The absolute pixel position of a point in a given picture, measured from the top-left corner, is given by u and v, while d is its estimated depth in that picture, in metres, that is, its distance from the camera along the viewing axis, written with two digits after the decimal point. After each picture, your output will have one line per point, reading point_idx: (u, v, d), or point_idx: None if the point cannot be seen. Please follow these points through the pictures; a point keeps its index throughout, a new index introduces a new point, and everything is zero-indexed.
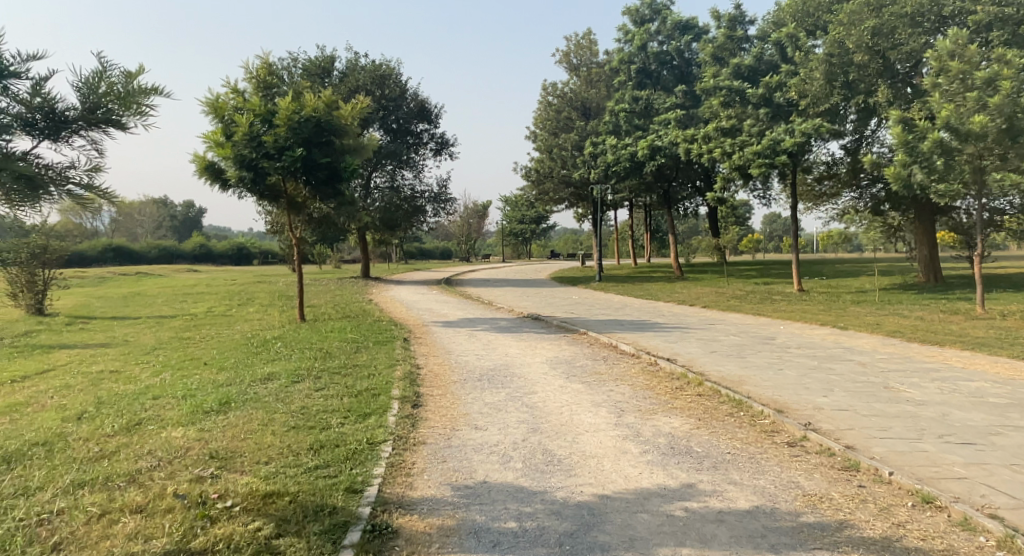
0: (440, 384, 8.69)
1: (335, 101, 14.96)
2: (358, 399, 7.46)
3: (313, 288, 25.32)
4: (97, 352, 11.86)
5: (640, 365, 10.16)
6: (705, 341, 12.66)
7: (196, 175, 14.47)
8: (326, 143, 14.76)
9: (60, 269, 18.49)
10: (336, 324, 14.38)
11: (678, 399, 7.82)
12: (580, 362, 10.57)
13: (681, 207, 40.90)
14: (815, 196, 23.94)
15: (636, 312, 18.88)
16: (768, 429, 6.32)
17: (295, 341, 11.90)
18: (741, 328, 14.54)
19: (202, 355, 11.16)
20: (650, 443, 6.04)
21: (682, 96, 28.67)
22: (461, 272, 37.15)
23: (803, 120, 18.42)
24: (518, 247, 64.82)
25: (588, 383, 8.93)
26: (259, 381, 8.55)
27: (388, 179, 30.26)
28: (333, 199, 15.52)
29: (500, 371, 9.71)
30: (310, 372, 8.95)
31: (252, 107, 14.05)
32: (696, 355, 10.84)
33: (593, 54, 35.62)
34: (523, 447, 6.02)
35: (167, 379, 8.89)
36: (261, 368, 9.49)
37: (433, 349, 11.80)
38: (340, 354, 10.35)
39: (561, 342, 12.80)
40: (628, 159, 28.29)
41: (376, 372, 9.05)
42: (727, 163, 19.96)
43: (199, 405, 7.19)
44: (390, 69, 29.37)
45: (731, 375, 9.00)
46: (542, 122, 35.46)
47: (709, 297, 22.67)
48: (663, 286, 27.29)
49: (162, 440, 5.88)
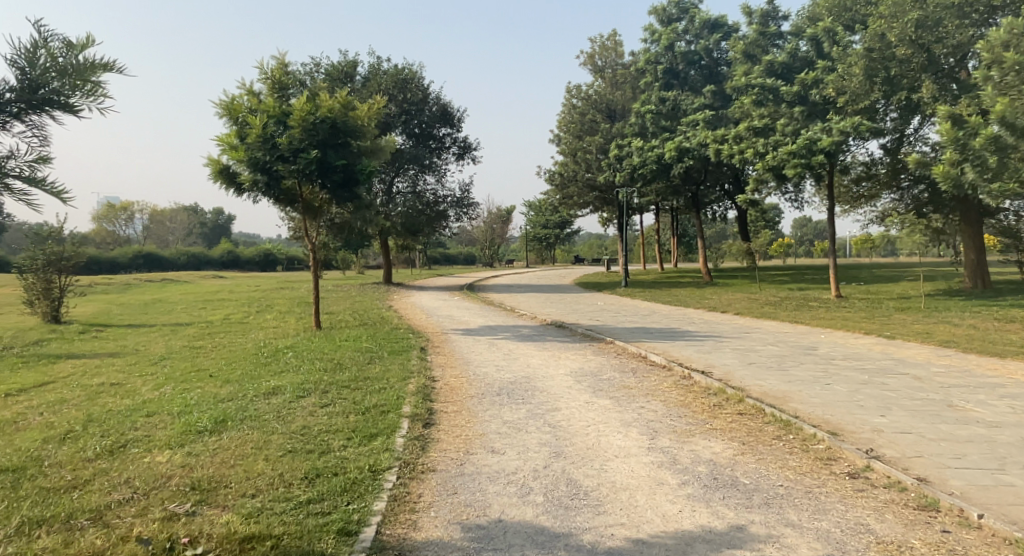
0: (454, 399, 8.04)
1: (352, 101, 14.40)
2: (366, 418, 6.85)
3: (334, 294, 24.86)
4: (104, 362, 11.37)
5: (672, 379, 9.44)
6: (741, 352, 11.89)
7: (210, 179, 14.02)
8: (341, 145, 14.21)
9: (76, 276, 18.12)
10: (352, 333, 13.80)
11: (716, 419, 7.12)
12: (606, 375, 9.86)
13: (710, 210, 39.98)
14: (852, 198, 23.00)
15: (665, 320, 18.10)
16: (824, 457, 5.62)
17: (307, 351, 11.33)
18: (779, 337, 13.75)
19: (210, 365, 10.62)
20: (690, 473, 5.35)
21: (711, 96, 27.84)
22: (486, 278, 36.55)
23: (840, 118, 17.46)
24: (543, 253, 64.19)
25: (617, 399, 8.24)
26: (263, 396, 7.97)
27: (410, 183, 29.70)
28: (350, 203, 15.00)
29: (521, 385, 9.05)
30: (317, 385, 8.37)
31: (267, 108, 13.57)
32: (732, 368, 10.10)
33: (619, 55, 34.85)
34: (545, 476, 5.37)
35: (167, 395, 8.35)
36: (268, 380, 8.91)
37: (452, 359, 11.17)
38: (352, 366, 9.75)
39: (587, 352, 12.11)
40: (655, 161, 27.48)
41: (388, 386, 8.43)
42: (760, 164, 19.07)
43: (194, 424, 6.62)
44: (412, 72, 28.97)
45: (774, 392, 8.27)
46: (566, 126, 34.77)
47: (741, 303, 21.80)
48: (692, 292, 26.46)
49: (143, 467, 5.30)
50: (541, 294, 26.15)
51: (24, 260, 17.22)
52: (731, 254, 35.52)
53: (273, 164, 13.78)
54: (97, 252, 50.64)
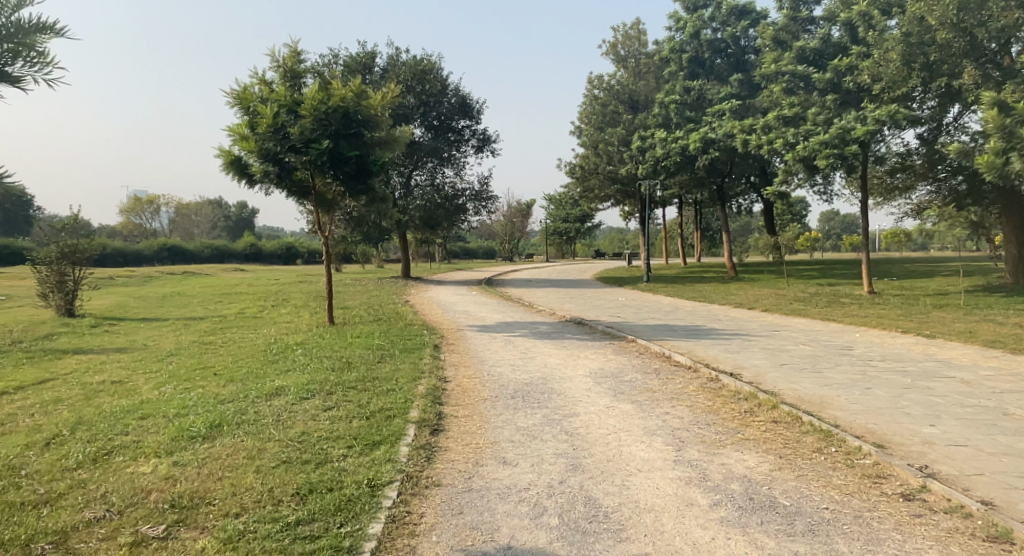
0: (465, 403, 7.60)
1: (366, 89, 13.97)
2: (370, 423, 6.38)
3: (352, 289, 24.51)
4: (111, 357, 10.96)
5: (698, 382, 8.93)
6: (771, 352, 11.35)
7: (220, 170, 13.63)
8: (354, 135, 13.78)
9: (91, 269, 17.80)
10: (366, 329, 13.40)
11: (749, 429, 6.61)
12: (628, 376, 9.36)
13: (735, 204, 39.20)
14: (886, 189, 22.37)
15: (689, 316, 17.52)
16: (872, 475, 5.13)
17: (316, 349, 10.89)
18: (811, 336, 13.17)
19: (218, 362, 10.19)
20: (723, 493, 4.85)
21: (737, 86, 27.14)
22: (505, 273, 36.08)
23: (875, 107, 17.29)
24: (563, 247, 63.50)
25: (639, 403, 7.75)
26: (267, 397, 7.55)
27: (428, 176, 29.29)
28: (364, 194, 14.59)
29: (538, 387, 8.58)
30: (323, 386, 7.92)
31: (277, 97, 13.16)
32: (763, 371, 9.57)
33: (642, 45, 34.08)
34: (560, 493, 4.89)
35: (166, 393, 7.92)
36: (273, 379, 8.46)
37: (466, 358, 10.74)
38: (361, 365, 9.32)
39: (607, 351, 11.59)
40: (679, 153, 26.80)
41: (396, 388, 8.00)
42: (791, 154, 18.81)
43: (188, 428, 6.18)
44: (431, 63, 28.49)
45: (810, 398, 7.75)
46: (587, 117, 34.16)
47: (768, 299, 21.11)
48: (717, 287, 25.81)
49: (124, 478, 4.87)
50: (562, 289, 25.63)
51: (38, 252, 16.92)
52: (757, 249, 34.76)
53: (284, 155, 13.40)
54: (121, 245, 50.99)
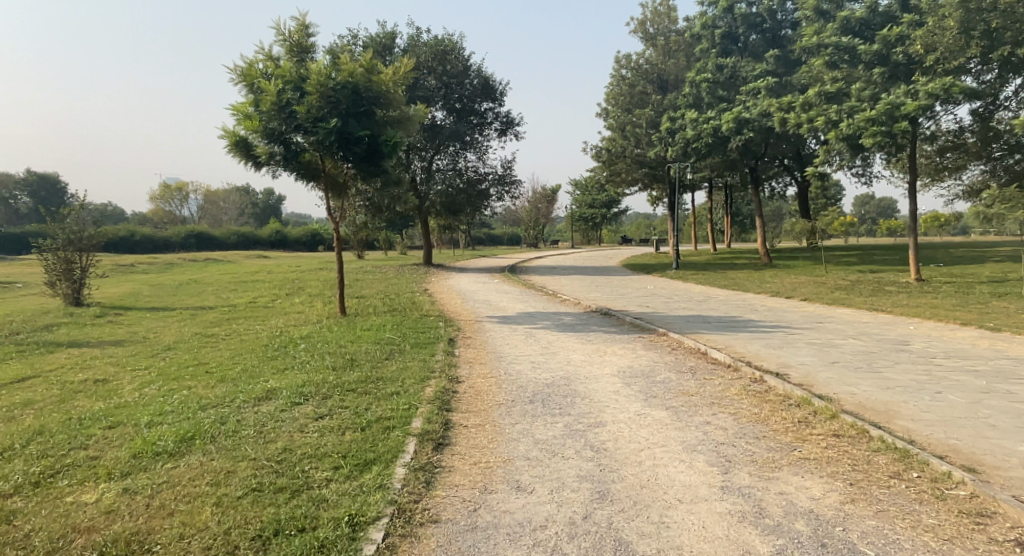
0: (477, 410, 6.72)
1: (376, 64, 13.11)
2: (364, 437, 5.50)
3: (370, 277, 23.71)
4: (107, 350, 10.08)
5: (740, 384, 8.00)
6: (820, 348, 10.46)
7: (225, 151, 12.82)
8: (364, 114, 12.93)
9: (99, 256, 16.88)
10: (378, 321, 12.54)
11: (807, 445, 5.69)
12: (660, 376, 8.42)
13: (768, 187, 38.08)
14: (936, 169, 22.32)
15: (724, 306, 16.49)
16: (973, 513, 4.36)
17: (323, 343, 10.04)
18: (861, 330, 12.34)
19: (215, 357, 9.31)
20: (786, 537, 4.06)
21: (773, 62, 26.14)
22: (531, 259, 35.21)
23: (928, 80, 17.11)
24: (589, 234, 62.65)
25: (675, 410, 6.83)
26: (257, 402, 6.68)
27: (450, 161, 28.24)
28: (376, 177, 13.76)
29: (559, 391, 7.68)
30: (320, 389, 7.06)
31: (283, 73, 12.34)
32: (813, 371, 8.63)
33: (672, 21, 32.68)
34: (584, 533, 4.08)
35: (150, 394, 7.09)
36: (267, 380, 7.56)
37: (483, 354, 9.85)
38: (365, 364, 8.40)
39: (637, 347, 10.66)
40: (711, 134, 25.57)
41: (401, 391, 7.14)
42: (834, 132, 18.75)
43: (155, 440, 5.31)
44: (452, 43, 27.61)
45: (873, 405, 6.89)
46: (614, 98, 33.06)
47: (808, 287, 20.02)
48: (751, 274, 24.74)
49: (60, 511, 4.07)
50: (589, 276, 24.65)
51: (44, 241, 16.02)
52: (792, 234, 33.64)
53: (291, 134, 12.64)
54: (149, 231, 51.00)
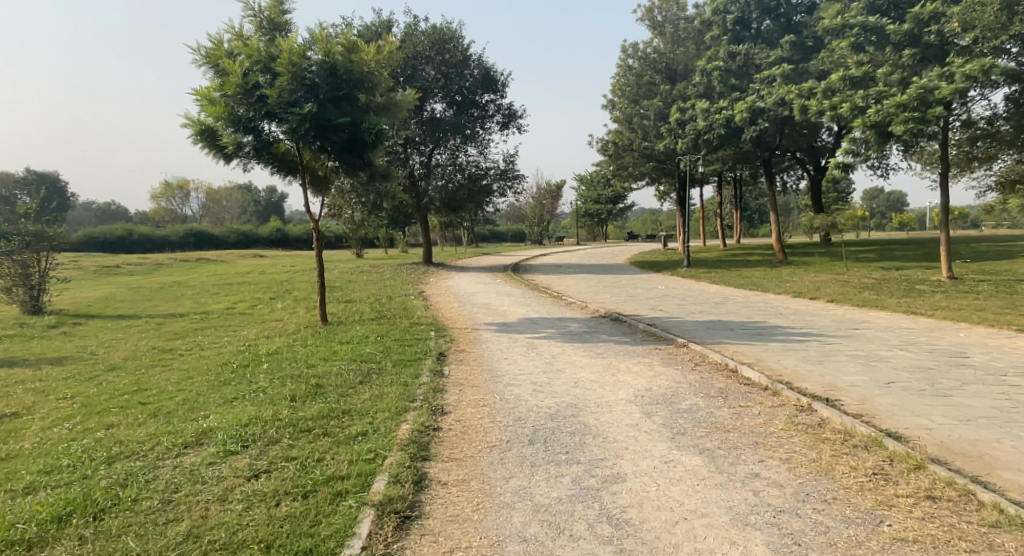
0: (462, 459, 5.29)
1: (356, 42, 11.76)
2: (303, 512, 4.11)
3: (364, 278, 22.28)
4: (39, 371, 8.67)
5: (783, 414, 6.60)
6: (867, 363, 9.07)
7: (189, 140, 11.40)
8: (345, 98, 11.57)
9: (59, 259, 15.46)
10: (360, 332, 11.11)
11: (896, 515, 4.31)
12: (686, 405, 7.03)
13: (781, 180, 36.72)
14: (965, 159, 21.09)
15: (744, 309, 15.08)
16: None
17: (289, 363, 8.58)
18: (906, 339, 10.94)
19: (161, 381, 7.89)
20: None
21: (788, 48, 24.84)
22: (535, 257, 33.80)
23: (964, 62, 16.10)
24: (595, 229, 61.30)
25: (711, 456, 5.42)
26: (182, 448, 5.28)
27: (450, 155, 26.77)
28: (361, 170, 12.40)
29: (565, 425, 6.29)
30: (264, 430, 5.64)
31: (250, 51, 10.99)
32: (868, 397, 7.22)
33: (680, 8, 30.91)
34: None
35: (53, 438, 5.70)
36: (206, 416, 6.14)
37: (476, 375, 8.39)
38: (332, 393, 6.92)
39: (654, 361, 9.27)
40: (723, 125, 24.16)
41: (369, 433, 5.72)
42: (861, 119, 17.87)
43: (15, 520, 3.98)
44: (451, 31, 26.17)
45: (960, 447, 5.48)
46: (620, 89, 31.67)
47: (832, 287, 18.59)
48: (767, 272, 23.44)
49: None
50: (596, 275, 23.25)
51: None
52: (805, 229, 32.30)
53: (261, 121, 11.33)
54: (146, 230, 49.70)
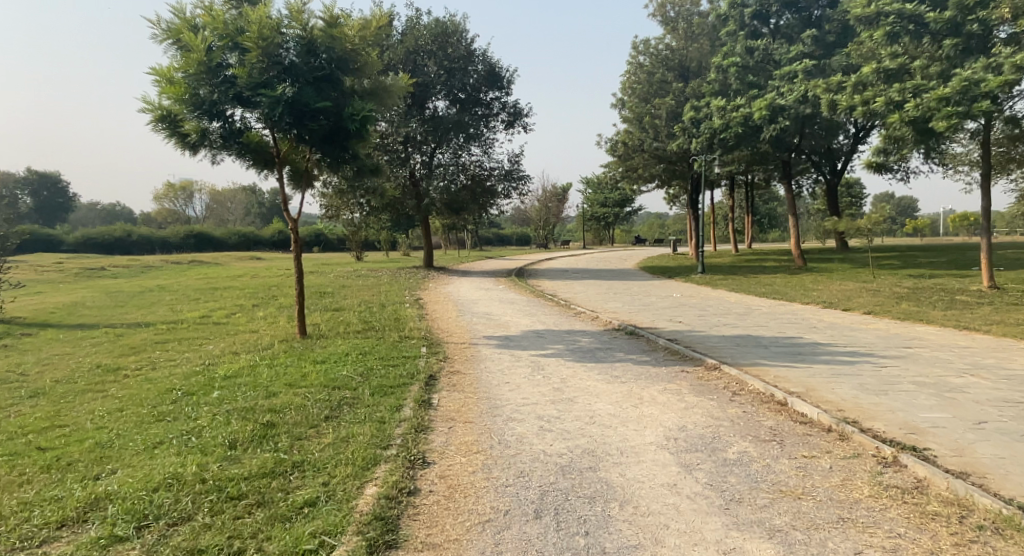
0: (443, 548, 3.84)
1: (340, 16, 10.30)
2: None
3: (358, 283, 20.75)
4: None
5: (863, 471, 5.10)
6: (941, 393, 7.52)
7: (149, 125, 9.94)
8: (325, 80, 10.14)
9: (12, 262, 14.00)
10: (340, 348, 9.58)
11: None
12: (733, 454, 5.53)
13: (797, 182, 35.10)
14: (1005, 158, 19.51)
15: (774, 321, 13.52)
16: None
17: (245, 391, 7.06)
18: (972, 362, 9.38)
19: (82, 415, 6.38)
20: None
21: (809, 43, 22.98)
22: (540, 261, 32.18)
23: (1011, 51, 14.50)
24: (601, 233, 59.86)
25: (787, 542, 3.97)
26: (55, 528, 3.91)
27: (452, 155, 25.30)
28: (346, 164, 10.93)
29: (583, 484, 4.82)
30: (174, 496, 4.22)
31: (216, 24, 9.55)
32: (964, 444, 5.70)
33: (694, 3, 29.26)
34: None
35: None
36: (111, 471, 4.72)
37: (470, 407, 6.85)
38: (286, 438, 5.43)
39: (683, 389, 7.74)
40: (741, 123, 22.70)
41: (321, 500, 4.26)
42: (897, 115, 16.29)
43: None
44: (455, 25, 24.72)
45: None
46: (630, 87, 30.15)
47: (864, 297, 17.03)
48: (788, 279, 21.87)
49: None
50: (606, 281, 21.74)
51: None
52: (822, 233, 30.69)
53: (228, 106, 9.88)
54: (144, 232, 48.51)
